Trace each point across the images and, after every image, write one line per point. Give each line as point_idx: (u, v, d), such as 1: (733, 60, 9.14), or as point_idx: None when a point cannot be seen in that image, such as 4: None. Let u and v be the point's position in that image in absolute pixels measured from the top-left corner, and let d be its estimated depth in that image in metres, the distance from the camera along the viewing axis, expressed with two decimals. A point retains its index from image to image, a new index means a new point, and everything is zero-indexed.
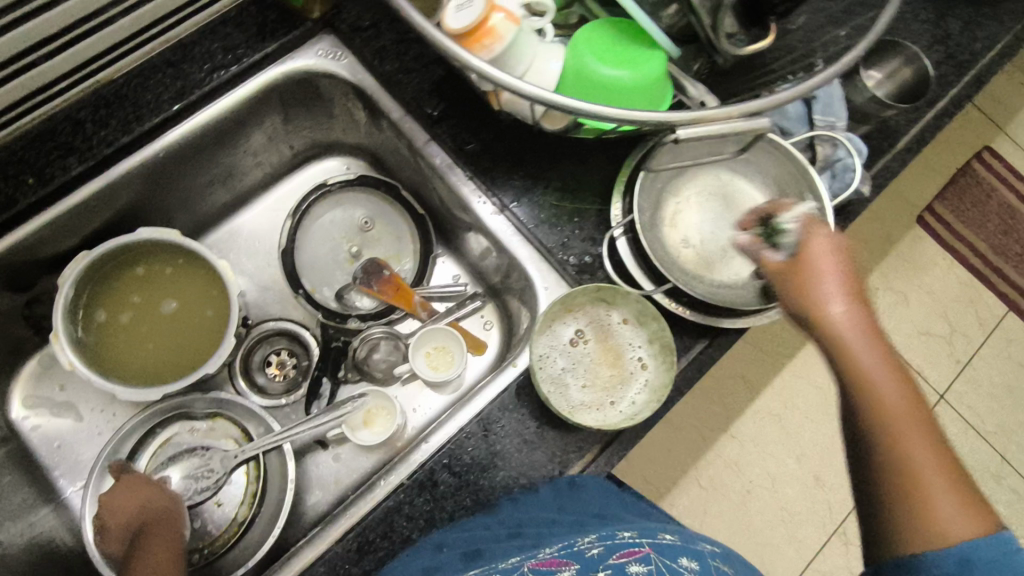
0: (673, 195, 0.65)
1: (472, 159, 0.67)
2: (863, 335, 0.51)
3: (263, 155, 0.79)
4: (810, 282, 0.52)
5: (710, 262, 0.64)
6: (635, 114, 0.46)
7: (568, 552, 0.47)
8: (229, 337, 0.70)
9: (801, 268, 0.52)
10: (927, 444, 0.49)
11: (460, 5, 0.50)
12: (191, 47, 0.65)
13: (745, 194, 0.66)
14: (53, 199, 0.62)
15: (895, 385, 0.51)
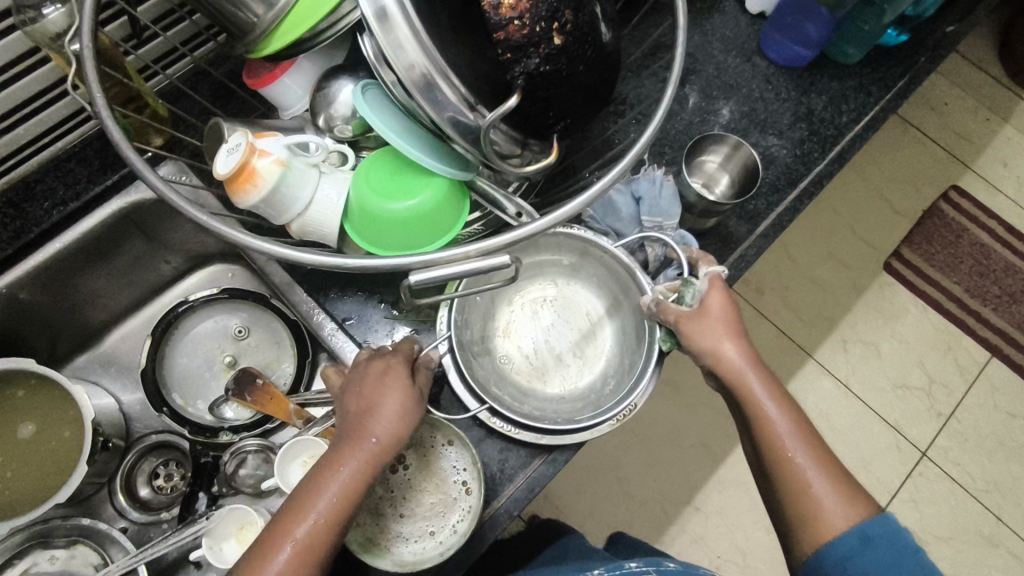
0: (507, 304, 0.68)
1: (308, 276, 0.68)
2: (748, 366, 0.57)
3: (137, 274, 0.80)
4: (709, 332, 0.57)
5: (543, 371, 0.66)
6: (367, 261, 0.44)
7: None
8: (83, 459, 0.69)
9: (706, 319, 0.57)
10: (802, 440, 0.54)
11: (228, 149, 0.50)
12: (34, 185, 0.68)
13: (580, 298, 0.69)
14: None
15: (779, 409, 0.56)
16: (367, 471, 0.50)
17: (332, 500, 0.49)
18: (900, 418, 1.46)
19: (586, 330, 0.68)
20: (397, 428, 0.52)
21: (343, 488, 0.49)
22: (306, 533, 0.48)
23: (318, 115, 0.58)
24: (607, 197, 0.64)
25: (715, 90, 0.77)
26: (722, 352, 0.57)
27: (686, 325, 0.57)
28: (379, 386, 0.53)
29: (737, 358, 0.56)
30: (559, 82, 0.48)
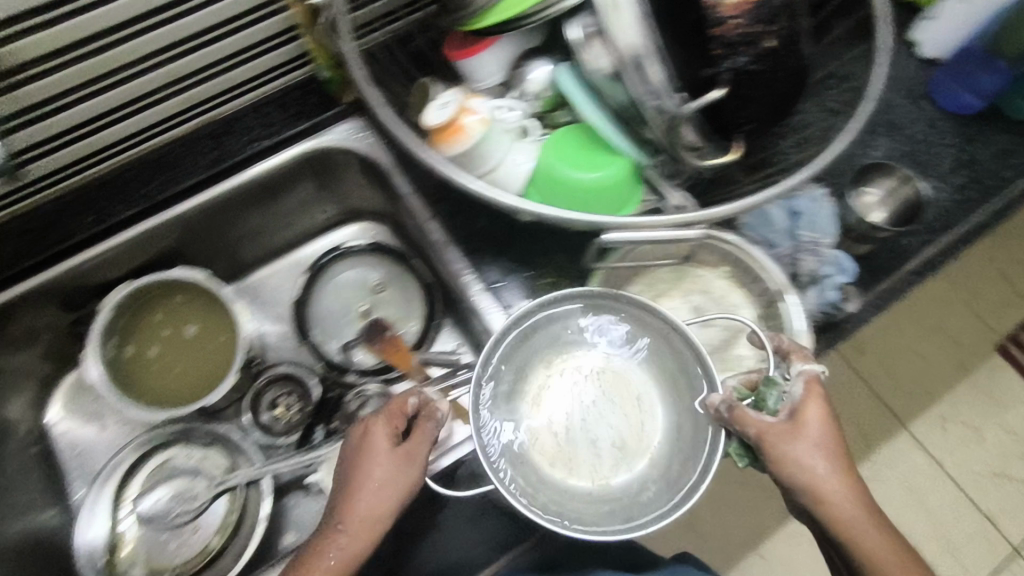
0: (544, 366, 0.62)
1: (466, 241, 0.72)
2: (840, 490, 0.52)
3: (297, 216, 0.87)
4: (797, 451, 0.52)
5: (570, 459, 0.60)
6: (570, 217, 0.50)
7: None
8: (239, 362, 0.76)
9: (802, 434, 0.53)
10: (901, 564, 0.51)
11: (440, 104, 0.55)
12: (238, 121, 0.75)
13: (631, 378, 0.62)
14: (105, 236, 0.71)
15: (875, 528, 0.52)
16: (361, 543, 0.55)
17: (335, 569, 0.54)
18: (994, 509, 1.37)
19: (631, 416, 0.61)
20: (392, 502, 0.56)
21: (338, 562, 0.54)
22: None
23: (511, 90, 0.64)
24: (763, 209, 0.66)
25: (878, 128, 0.78)
26: (808, 473, 0.52)
27: (773, 439, 0.53)
28: (377, 460, 0.57)
29: (830, 481, 0.52)
30: (757, 85, 0.52)
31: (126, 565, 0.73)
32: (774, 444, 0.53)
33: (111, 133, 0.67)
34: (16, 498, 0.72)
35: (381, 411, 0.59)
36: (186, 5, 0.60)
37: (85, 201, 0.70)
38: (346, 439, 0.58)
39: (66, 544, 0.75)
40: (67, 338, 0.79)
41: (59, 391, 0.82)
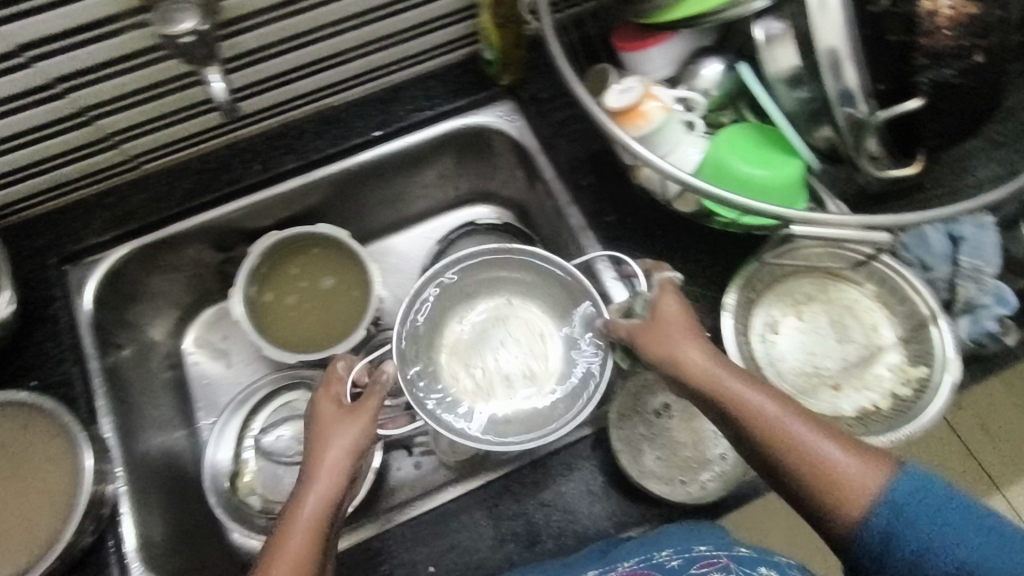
0: (457, 318, 0.70)
1: (606, 229, 0.73)
2: (761, 407, 0.51)
3: (431, 190, 0.89)
4: (690, 353, 0.53)
5: (489, 390, 0.67)
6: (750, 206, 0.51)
7: (647, 564, 0.50)
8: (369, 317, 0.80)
9: (663, 327, 0.55)
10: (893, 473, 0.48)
11: (621, 88, 0.57)
12: (401, 91, 0.79)
13: (529, 313, 0.70)
14: (271, 183, 0.75)
15: (806, 426, 0.50)
16: (322, 507, 0.52)
17: (302, 539, 0.51)
18: None
19: (538, 349, 0.69)
20: (346, 461, 0.55)
21: (306, 531, 0.51)
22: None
23: (680, 85, 0.65)
24: (921, 230, 0.65)
25: None
26: (723, 387, 0.52)
27: (640, 336, 0.56)
28: (331, 423, 0.57)
29: (778, 415, 0.50)
30: (947, 97, 0.51)
31: (244, 494, 0.76)
32: (632, 334, 0.56)
33: (292, 89, 0.72)
34: (154, 414, 0.77)
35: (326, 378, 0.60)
36: None
37: (256, 149, 0.75)
38: (301, 415, 0.58)
39: (188, 466, 0.79)
40: (213, 274, 0.84)
41: (195, 323, 0.88)
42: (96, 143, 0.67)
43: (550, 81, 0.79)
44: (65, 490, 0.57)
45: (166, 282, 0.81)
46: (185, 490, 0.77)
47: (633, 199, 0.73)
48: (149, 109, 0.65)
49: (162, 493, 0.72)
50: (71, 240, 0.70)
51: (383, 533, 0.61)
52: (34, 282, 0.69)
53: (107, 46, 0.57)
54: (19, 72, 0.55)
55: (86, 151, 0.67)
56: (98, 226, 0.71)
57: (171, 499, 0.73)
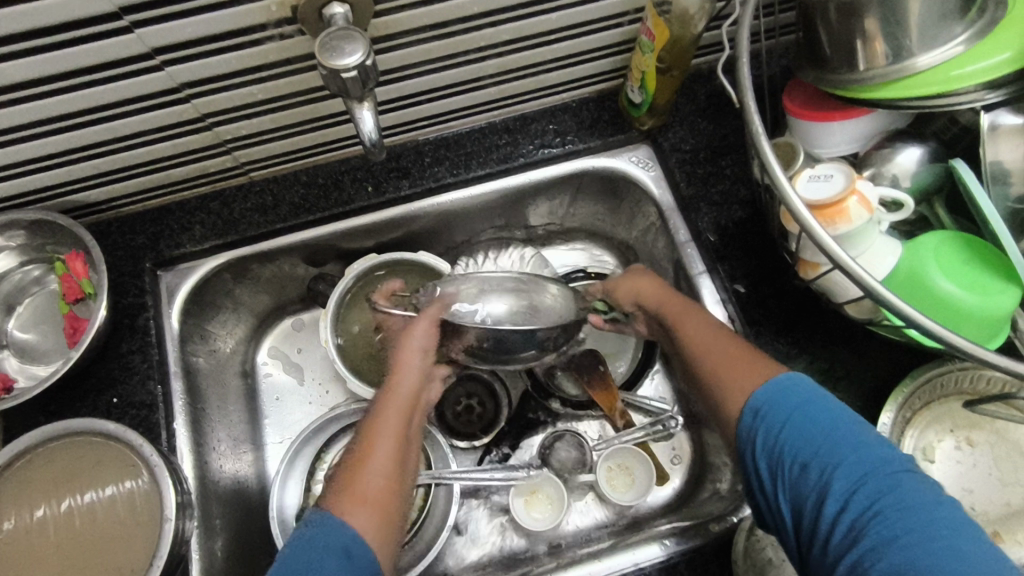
0: None
1: (742, 307, 0.65)
2: (709, 331, 0.56)
3: (538, 225, 0.83)
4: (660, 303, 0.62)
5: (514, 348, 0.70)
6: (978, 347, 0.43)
7: None
8: None
9: (633, 278, 0.66)
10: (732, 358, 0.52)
11: (816, 177, 0.49)
12: (531, 122, 0.72)
13: None
14: (379, 208, 0.69)
15: (717, 345, 0.54)
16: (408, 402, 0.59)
17: (393, 424, 0.57)
18: None
19: None
20: (425, 364, 0.62)
21: (395, 419, 0.57)
22: (383, 457, 0.54)
23: (866, 169, 0.56)
24: None
25: None
26: (679, 315, 0.59)
27: (625, 289, 0.66)
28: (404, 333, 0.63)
29: (714, 339, 0.55)
30: None
31: None
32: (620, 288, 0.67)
33: (420, 109, 0.66)
34: (226, 432, 0.72)
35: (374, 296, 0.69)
36: (556, 5, 0.58)
37: (370, 168, 0.69)
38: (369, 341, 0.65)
39: (252, 489, 0.74)
40: (299, 288, 0.79)
41: (272, 333, 0.83)
42: (209, 149, 0.62)
43: (694, 132, 0.71)
44: (145, 526, 0.52)
45: (250, 290, 0.76)
46: (249, 518, 0.72)
47: (775, 279, 0.65)
48: (271, 120, 0.60)
49: (228, 523, 0.67)
50: (167, 245, 0.66)
51: None
52: (125, 285, 0.64)
53: (244, 55, 0.51)
54: (150, 73, 0.51)
55: (197, 155, 0.62)
56: (197, 233, 0.66)
57: (235, 529, 0.68)
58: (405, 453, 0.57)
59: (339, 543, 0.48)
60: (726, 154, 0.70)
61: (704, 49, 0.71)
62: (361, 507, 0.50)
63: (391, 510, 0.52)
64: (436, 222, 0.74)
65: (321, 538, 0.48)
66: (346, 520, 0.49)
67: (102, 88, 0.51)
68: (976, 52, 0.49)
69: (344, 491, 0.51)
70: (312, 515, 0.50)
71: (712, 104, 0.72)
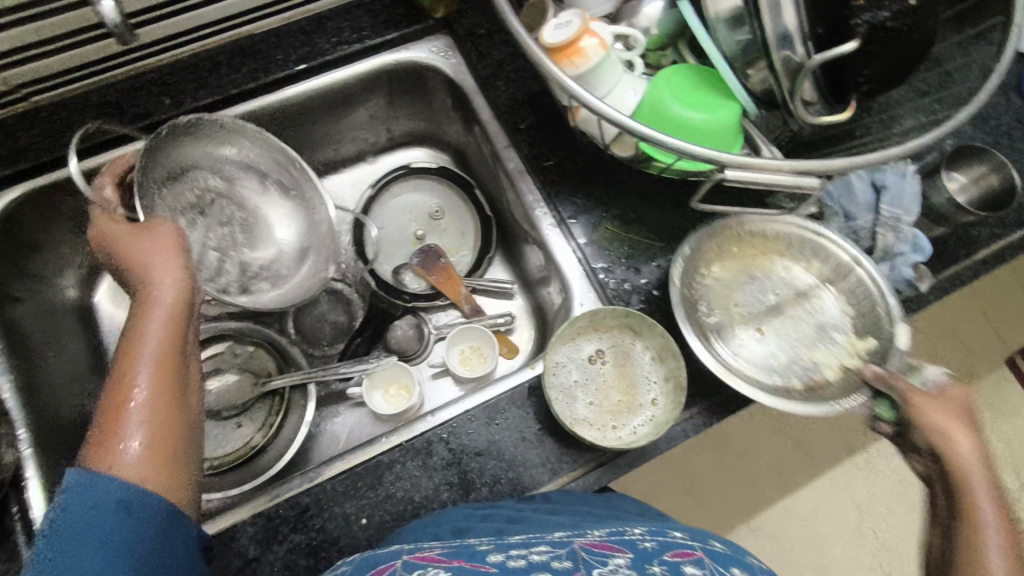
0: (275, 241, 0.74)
1: (543, 172, 0.70)
2: (987, 489, 0.49)
3: (362, 132, 0.84)
4: (959, 449, 0.50)
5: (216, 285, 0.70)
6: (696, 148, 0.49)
7: (620, 540, 0.47)
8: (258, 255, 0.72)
9: (946, 402, 0.52)
10: (1008, 552, 0.46)
11: (557, 24, 0.54)
12: (326, 21, 0.73)
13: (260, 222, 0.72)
14: (179, 121, 0.68)
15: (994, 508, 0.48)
16: (170, 312, 0.48)
17: (156, 348, 0.47)
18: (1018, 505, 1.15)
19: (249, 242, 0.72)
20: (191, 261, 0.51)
21: (159, 341, 0.47)
22: (138, 394, 0.45)
23: (620, 22, 0.62)
24: (847, 178, 0.65)
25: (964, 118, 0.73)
26: (975, 503, 0.49)
27: (919, 401, 0.52)
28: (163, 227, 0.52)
29: (970, 461, 0.50)
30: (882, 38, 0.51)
31: None
32: (918, 409, 0.52)
33: (202, 14, 0.66)
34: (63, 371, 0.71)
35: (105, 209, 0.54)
36: None
37: (163, 81, 0.69)
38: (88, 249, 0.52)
39: None
40: None
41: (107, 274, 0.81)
42: None
43: (486, 17, 0.75)
44: None
45: None
46: None
47: (569, 142, 0.71)
48: (32, 30, 0.58)
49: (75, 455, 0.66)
50: None
51: (312, 487, 0.58)
52: None
53: None
54: None
55: None
56: None
57: None
58: (182, 372, 0.48)
59: (107, 514, 0.40)
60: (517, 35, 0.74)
61: None
62: (128, 464, 0.43)
63: (179, 433, 0.46)
64: None
65: (77, 513, 0.40)
66: (103, 483, 0.41)
67: None
68: None
69: (101, 456, 0.43)
70: (72, 474, 0.41)
71: None
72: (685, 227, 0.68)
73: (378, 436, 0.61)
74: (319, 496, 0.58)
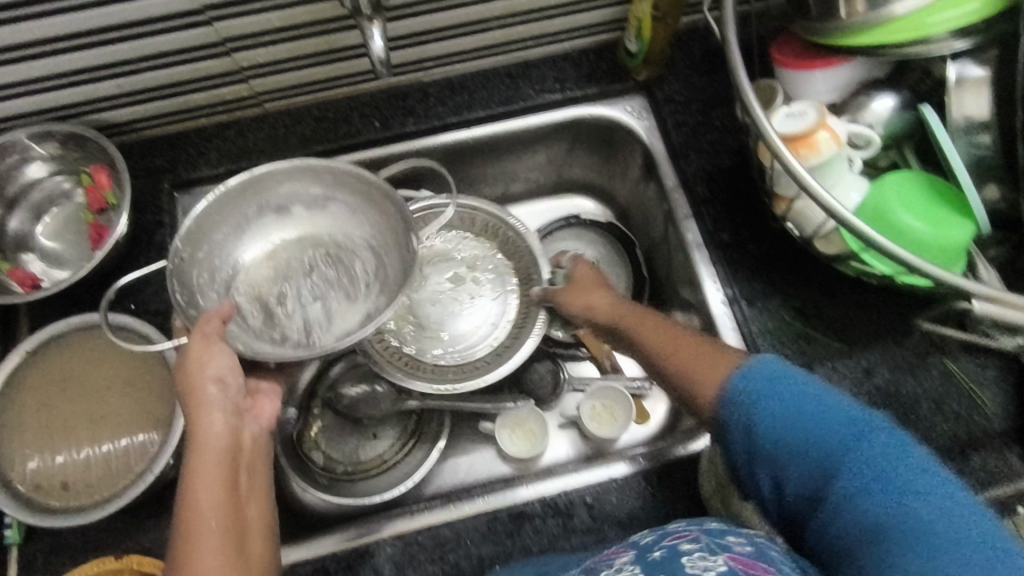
0: (340, 257, 0.67)
1: (722, 248, 0.69)
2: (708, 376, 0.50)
3: (536, 173, 0.86)
4: (627, 323, 0.61)
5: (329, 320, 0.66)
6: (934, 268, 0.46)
7: (629, 545, 0.49)
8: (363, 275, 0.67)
9: (647, 325, 0.60)
10: (665, 339, 0.56)
11: (789, 114, 0.53)
12: (532, 68, 0.76)
13: (333, 234, 0.68)
14: (385, 143, 0.73)
15: (679, 340, 0.55)
16: (223, 465, 0.48)
17: (213, 505, 0.45)
18: None
19: (344, 267, 0.67)
20: (221, 388, 0.51)
21: (210, 497, 0.45)
22: (206, 568, 0.42)
23: (843, 115, 0.60)
24: None
25: None
26: (661, 338, 0.56)
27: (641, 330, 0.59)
28: (205, 355, 0.52)
29: (636, 317, 0.61)
30: None
31: (309, 447, 0.75)
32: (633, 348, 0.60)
33: (428, 49, 0.70)
34: None
35: (192, 335, 0.53)
36: None
37: (378, 104, 0.73)
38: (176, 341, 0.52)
39: None
40: None
41: None
42: (227, 74, 0.65)
43: (687, 85, 0.75)
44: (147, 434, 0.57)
45: None
46: None
47: (755, 224, 0.69)
48: (289, 47, 0.64)
49: None
50: (184, 167, 0.70)
51: (454, 521, 0.59)
52: (144, 203, 0.68)
53: None
54: None
55: (215, 82, 0.66)
56: (212, 158, 0.70)
57: None
58: (242, 529, 0.46)
59: None
60: (716, 107, 0.74)
61: (696, 7, 0.74)
62: None
63: None
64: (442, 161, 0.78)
65: None
66: None
67: (134, 3, 0.55)
68: (942, 3, 0.51)
69: None
70: None
71: (706, 59, 0.76)
72: (868, 331, 0.65)
73: (516, 484, 0.61)
74: (458, 531, 0.59)
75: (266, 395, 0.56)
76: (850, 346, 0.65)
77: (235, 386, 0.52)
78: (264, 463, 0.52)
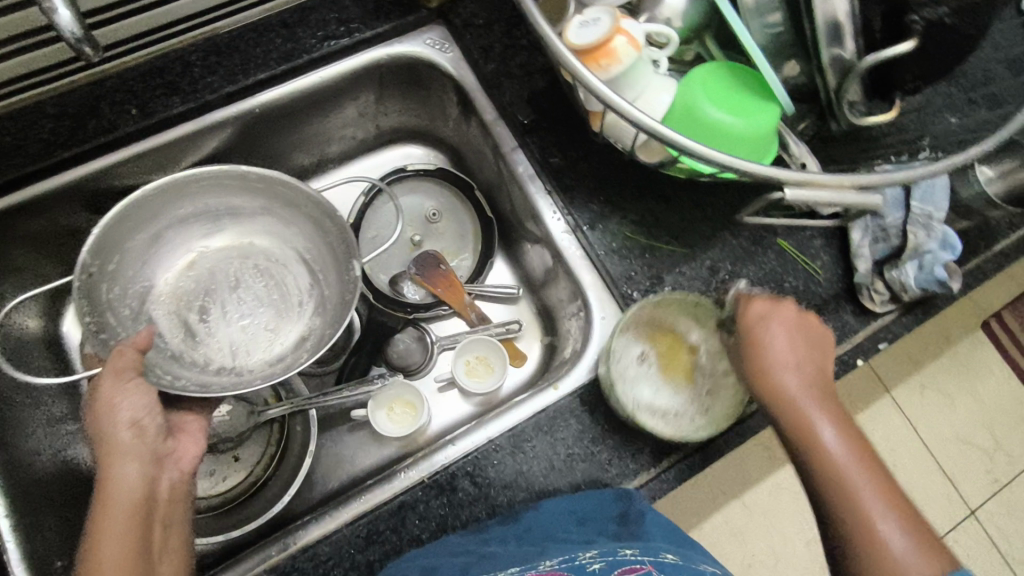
0: (270, 270, 0.69)
1: (555, 175, 0.66)
2: (890, 515, 0.44)
3: (351, 130, 0.78)
4: (793, 390, 0.49)
5: (267, 336, 0.67)
6: (742, 164, 0.45)
7: (569, 566, 0.46)
8: (297, 289, 0.69)
9: (755, 341, 0.51)
10: (885, 493, 0.44)
11: (584, 22, 0.50)
12: (308, 13, 0.66)
13: (261, 245, 0.69)
14: (152, 131, 0.62)
15: (852, 447, 0.46)
16: (134, 516, 0.47)
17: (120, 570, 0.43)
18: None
19: (277, 281, 0.69)
20: (131, 434, 0.51)
21: (121, 554, 0.44)
22: None
23: (640, 14, 0.57)
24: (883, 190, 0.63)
25: None
26: (844, 460, 0.46)
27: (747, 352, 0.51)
28: (118, 393, 0.51)
29: (838, 448, 0.46)
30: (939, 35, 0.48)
31: None
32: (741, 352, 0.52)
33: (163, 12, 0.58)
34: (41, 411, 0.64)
35: (104, 370, 0.53)
36: None
37: (130, 87, 0.61)
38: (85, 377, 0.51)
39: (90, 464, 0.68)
40: None
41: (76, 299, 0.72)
42: None
43: (484, 6, 0.69)
44: None
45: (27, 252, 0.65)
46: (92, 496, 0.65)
47: (582, 143, 0.66)
48: None
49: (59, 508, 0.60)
50: None
51: (332, 534, 0.55)
52: None
53: None
54: None
55: None
56: None
57: (73, 508, 0.62)
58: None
59: None
60: (519, 25, 0.69)
61: None
62: None
63: None
64: (232, 138, 0.67)
65: None
66: None
67: None
68: None
69: None
70: None
71: None
72: (707, 230, 0.65)
73: (396, 472, 0.58)
74: (338, 544, 0.55)
75: (188, 433, 0.57)
76: (693, 248, 0.65)
77: (153, 430, 0.52)
78: (183, 516, 0.52)
